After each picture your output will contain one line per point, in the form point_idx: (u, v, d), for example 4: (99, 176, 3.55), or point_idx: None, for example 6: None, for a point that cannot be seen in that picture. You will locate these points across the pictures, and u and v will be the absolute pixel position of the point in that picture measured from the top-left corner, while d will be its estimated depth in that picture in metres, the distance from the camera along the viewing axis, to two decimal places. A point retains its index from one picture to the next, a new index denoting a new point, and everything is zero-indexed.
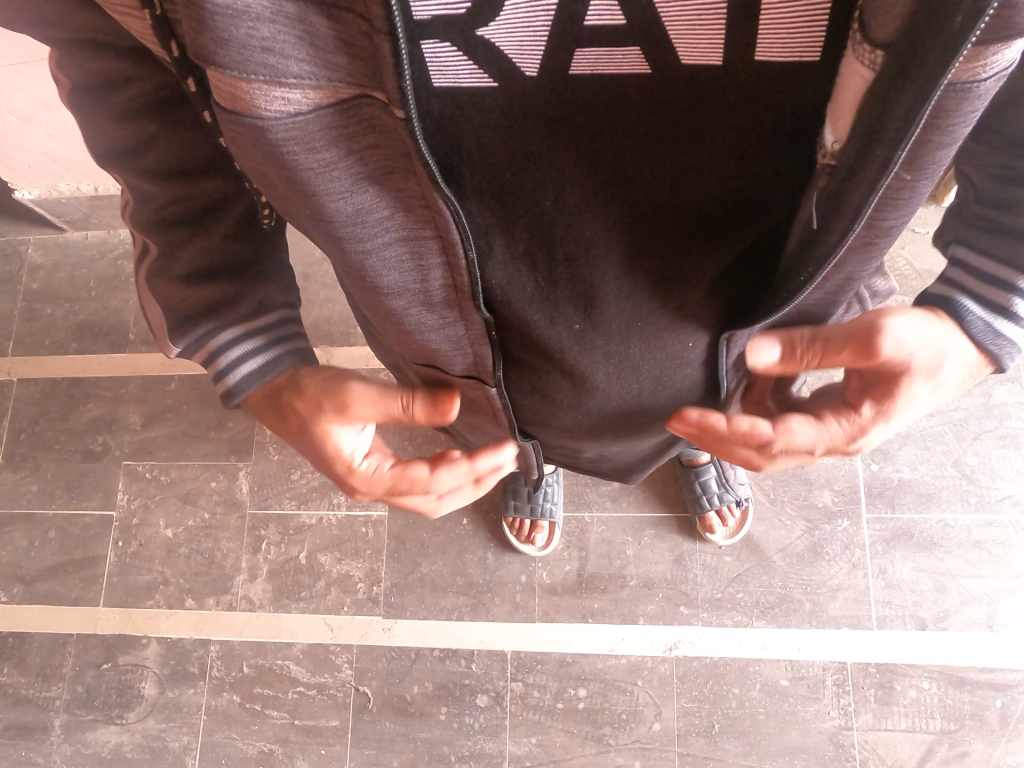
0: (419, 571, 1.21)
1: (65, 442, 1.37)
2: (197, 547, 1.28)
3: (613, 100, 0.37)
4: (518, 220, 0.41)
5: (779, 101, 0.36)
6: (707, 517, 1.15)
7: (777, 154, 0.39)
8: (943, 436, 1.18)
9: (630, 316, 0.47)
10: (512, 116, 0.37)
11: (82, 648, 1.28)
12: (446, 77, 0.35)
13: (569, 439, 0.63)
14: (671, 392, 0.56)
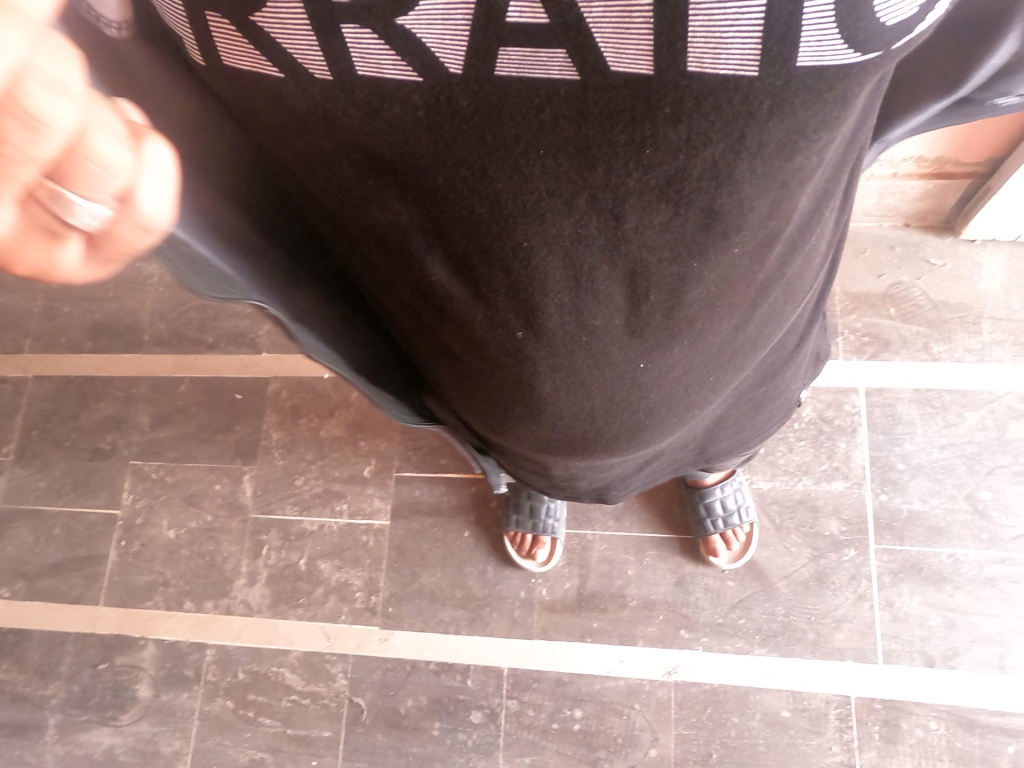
0: (418, 582, 1.19)
1: (75, 439, 1.38)
2: (199, 549, 1.28)
3: (547, 114, 0.37)
4: (452, 225, 0.43)
5: (724, 123, 0.37)
6: (710, 541, 1.12)
7: (725, 181, 0.39)
8: (955, 468, 1.14)
9: (574, 333, 0.48)
10: (440, 120, 0.38)
11: (80, 647, 1.28)
12: (369, 66, 0.37)
13: (532, 454, 0.64)
14: (629, 416, 0.56)
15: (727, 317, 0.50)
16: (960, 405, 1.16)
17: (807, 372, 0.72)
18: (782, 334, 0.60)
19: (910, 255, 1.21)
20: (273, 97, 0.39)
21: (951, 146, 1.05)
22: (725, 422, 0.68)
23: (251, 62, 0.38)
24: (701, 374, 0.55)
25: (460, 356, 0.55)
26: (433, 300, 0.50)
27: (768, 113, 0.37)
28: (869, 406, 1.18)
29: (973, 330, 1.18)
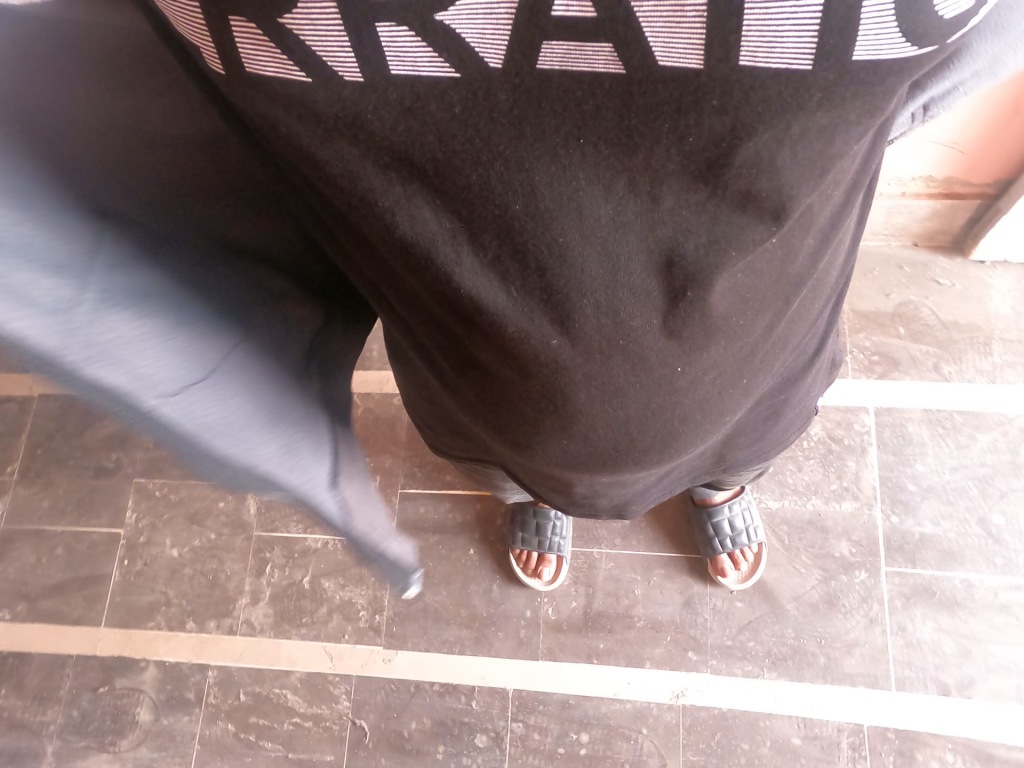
0: (423, 601, 1.18)
1: (80, 458, 1.38)
2: (201, 568, 1.27)
3: (589, 105, 0.33)
4: (483, 228, 0.38)
5: (777, 111, 0.34)
6: (718, 560, 1.11)
7: (769, 174, 0.36)
8: (967, 490, 1.13)
9: (610, 340, 0.44)
10: (475, 119, 0.34)
11: (80, 670, 1.26)
12: (404, 66, 0.33)
13: (557, 470, 0.61)
14: (663, 422, 0.54)
15: (759, 310, 0.48)
16: (971, 426, 1.16)
17: (823, 374, 0.71)
18: (802, 333, 0.59)
19: (918, 275, 1.22)
20: (290, 106, 0.34)
21: (958, 166, 1.04)
22: (744, 425, 0.66)
23: (276, 65, 0.33)
24: (731, 375, 0.53)
25: (488, 372, 0.50)
26: (458, 319, 0.45)
27: (817, 105, 0.34)
28: (878, 426, 1.17)
29: (984, 351, 1.18)
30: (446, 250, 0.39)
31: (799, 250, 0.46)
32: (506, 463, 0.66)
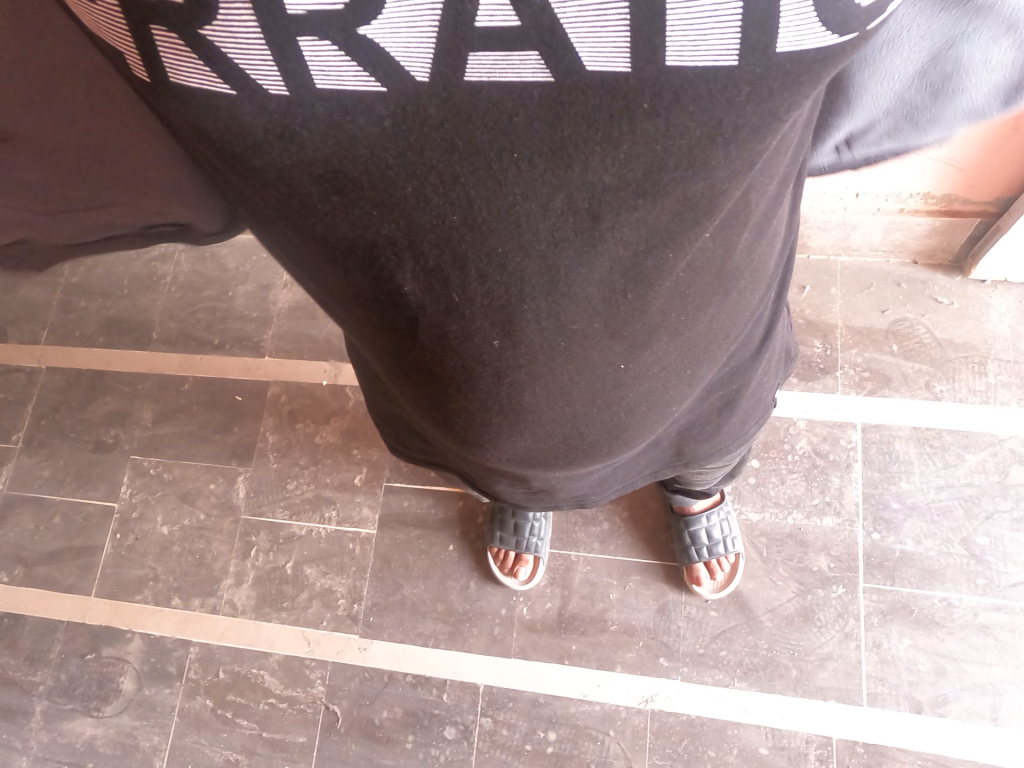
0: (400, 593, 1.19)
1: (80, 431, 1.38)
2: (189, 547, 1.28)
3: (520, 118, 0.32)
4: (422, 236, 0.37)
5: (706, 111, 0.33)
6: (694, 569, 1.11)
7: (699, 167, 0.35)
8: (952, 510, 1.12)
9: (553, 338, 0.44)
10: (406, 132, 0.32)
11: (69, 637, 1.28)
12: (329, 79, 0.31)
13: (509, 464, 0.61)
14: (609, 408, 0.54)
15: (698, 301, 0.48)
16: (960, 446, 1.14)
17: (775, 370, 0.70)
18: (747, 323, 0.58)
19: (916, 292, 1.19)
20: (218, 121, 0.32)
21: (958, 183, 1.01)
22: (695, 417, 0.66)
23: (201, 78, 0.31)
24: (675, 363, 0.53)
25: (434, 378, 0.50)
26: (401, 322, 0.44)
27: (747, 101, 0.33)
28: (864, 442, 1.16)
29: (978, 370, 1.16)
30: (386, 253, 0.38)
31: (736, 238, 0.46)
32: (461, 455, 0.65)
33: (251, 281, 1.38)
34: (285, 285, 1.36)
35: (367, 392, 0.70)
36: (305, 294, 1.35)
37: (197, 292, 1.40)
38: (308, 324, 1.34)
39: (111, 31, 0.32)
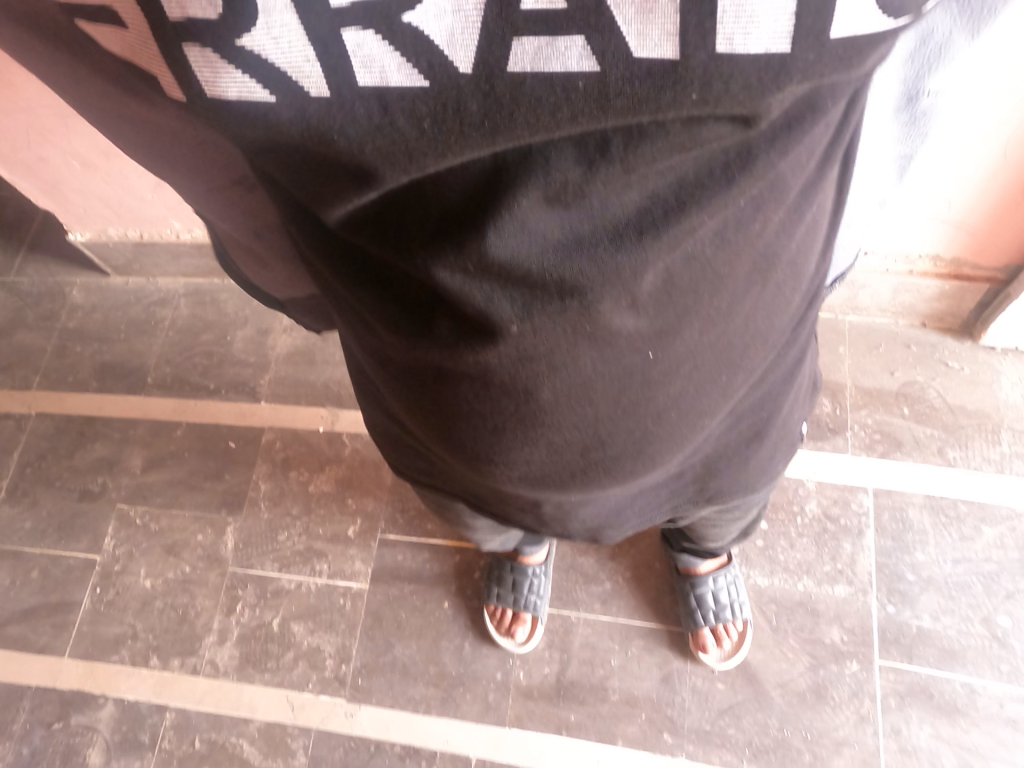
0: (391, 653, 1.13)
1: (65, 480, 1.33)
2: (172, 602, 1.21)
3: (564, 112, 0.30)
4: (449, 186, 0.35)
5: (757, 94, 0.30)
6: (700, 634, 1.06)
7: (739, 132, 0.33)
8: (970, 586, 1.07)
9: (576, 326, 0.41)
10: (447, 129, 0.32)
11: (36, 703, 1.19)
12: (372, 76, 0.31)
13: (519, 487, 0.58)
14: (634, 416, 0.51)
15: (733, 295, 0.45)
16: (977, 518, 1.10)
17: (804, 399, 0.69)
18: (778, 346, 0.56)
19: (926, 356, 1.18)
20: (262, 122, 0.34)
21: (967, 247, 0.99)
22: (723, 447, 0.63)
23: (239, 89, 0.32)
24: (705, 369, 0.50)
25: (449, 374, 0.48)
26: (424, 297, 0.42)
27: (798, 83, 0.30)
28: (877, 507, 1.12)
29: (992, 439, 1.14)
30: (416, 204, 0.37)
31: (775, 228, 0.42)
32: (477, 482, 0.62)
33: (250, 326, 1.38)
34: (284, 331, 1.36)
35: (383, 423, 0.69)
36: (304, 341, 1.35)
37: (195, 337, 1.39)
38: (306, 370, 1.34)
39: (149, 58, 0.34)
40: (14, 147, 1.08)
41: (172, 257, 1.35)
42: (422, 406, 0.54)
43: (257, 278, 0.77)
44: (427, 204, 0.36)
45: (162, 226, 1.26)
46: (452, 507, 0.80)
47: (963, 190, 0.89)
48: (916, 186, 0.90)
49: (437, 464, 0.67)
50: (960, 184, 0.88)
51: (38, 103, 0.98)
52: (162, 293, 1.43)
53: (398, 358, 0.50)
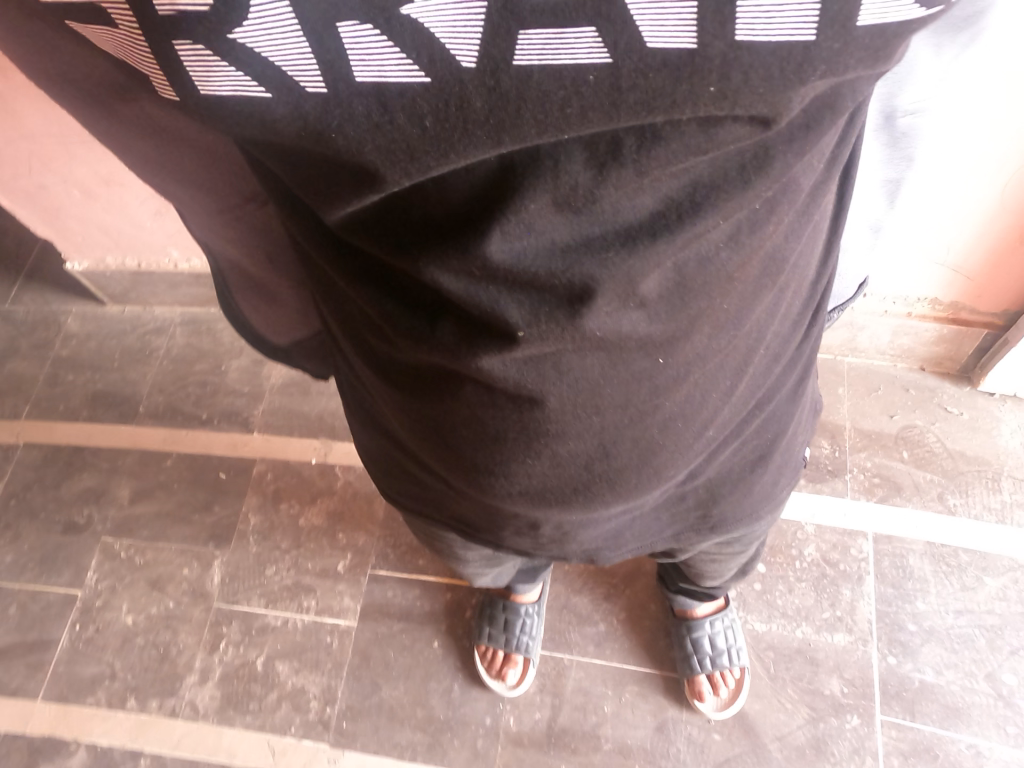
0: (378, 695, 1.09)
1: (51, 510, 1.30)
2: (153, 639, 1.17)
3: (574, 107, 0.29)
4: (451, 183, 0.34)
5: (778, 91, 0.29)
6: (696, 681, 1.03)
7: (757, 133, 0.31)
8: (974, 640, 1.04)
9: (582, 338, 0.39)
10: (449, 129, 0.30)
11: (3, 750, 1.13)
12: (369, 70, 0.29)
13: (518, 506, 0.56)
14: (640, 427, 0.50)
15: (742, 297, 0.44)
16: (978, 569, 1.08)
17: (806, 422, 0.68)
18: (781, 356, 0.55)
19: (924, 400, 1.18)
20: (257, 122, 0.31)
21: (965, 292, 1.00)
22: (728, 468, 0.62)
23: (233, 86, 0.30)
24: (712, 374, 0.49)
25: (452, 377, 0.46)
26: (427, 297, 0.41)
27: (821, 77, 0.29)
28: (877, 554, 1.11)
29: (992, 487, 1.12)
30: (419, 200, 0.35)
31: (783, 230, 0.42)
32: (474, 501, 0.61)
33: (246, 355, 1.38)
34: (279, 361, 1.36)
35: (378, 443, 0.68)
36: (300, 372, 1.35)
37: (189, 366, 1.39)
38: (301, 400, 1.33)
39: (139, 55, 0.32)
40: (14, 174, 1.09)
41: (169, 286, 1.36)
42: (423, 414, 0.53)
43: (252, 313, 0.75)
44: (433, 203, 0.35)
45: (160, 255, 1.27)
46: (445, 537, 0.78)
47: (961, 235, 0.90)
48: (913, 228, 0.92)
49: (432, 485, 0.66)
50: (958, 229, 0.90)
51: (42, 130, 1.00)
52: (158, 322, 1.43)
53: (400, 357, 0.49)
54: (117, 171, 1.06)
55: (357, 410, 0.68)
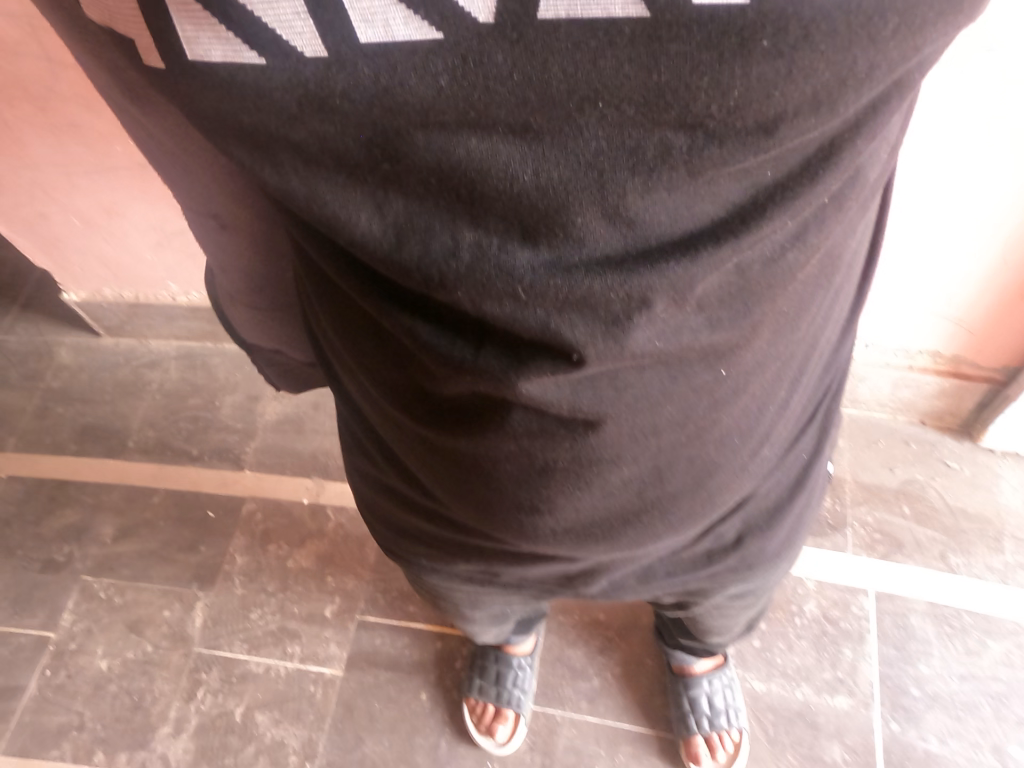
0: (360, 750, 1.04)
1: (29, 548, 1.26)
2: (128, 686, 1.13)
3: (607, 61, 0.25)
4: (481, 198, 0.30)
5: (843, 52, 0.25)
6: (692, 744, 0.99)
7: (825, 120, 0.27)
8: (979, 709, 1.01)
9: (638, 354, 0.36)
10: (470, 88, 0.26)
11: None
12: (374, 32, 0.26)
13: (562, 542, 0.53)
14: (694, 450, 0.47)
15: (802, 303, 0.42)
16: (982, 632, 1.06)
17: (833, 443, 0.67)
18: (818, 369, 0.54)
19: (925, 454, 1.18)
20: (257, 90, 0.29)
21: (968, 346, 1.01)
22: (771, 494, 0.61)
23: (225, 50, 0.29)
24: (771, 385, 0.47)
25: (484, 409, 0.43)
26: (455, 326, 0.37)
27: (896, 38, 0.25)
28: (878, 612, 1.08)
29: (994, 547, 1.11)
30: (444, 224, 0.31)
31: (846, 228, 0.40)
32: (503, 542, 0.57)
33: (240, 390, 1.36)
34: (274, 397, 1.34)
35: (386, 489, 0.65)
36: (294, 409, 1.34)
37: (182, 400, 1.37)
38: (295, 438, 1.32)
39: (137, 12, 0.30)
40: (15, 203, 1.10)
41: (166, 319, 1.35)
42: (448, 454, 0.50)
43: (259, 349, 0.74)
44: (463, 231, 0.31)
45: (158, 288, 1.27)
46: (448, 595, 0.74)
47: (964, 287, 0.91)
48: (915, 279, 0.93)
49: (450, 532, 0.62)
50: (962, 282, 0.91)
51: (43, 161, 1.01)
52: (152, 355, 1.42)
53: (425, 393, 0.46)
54: (118, 200, 1.06)
55: (364, 454, 0.64)
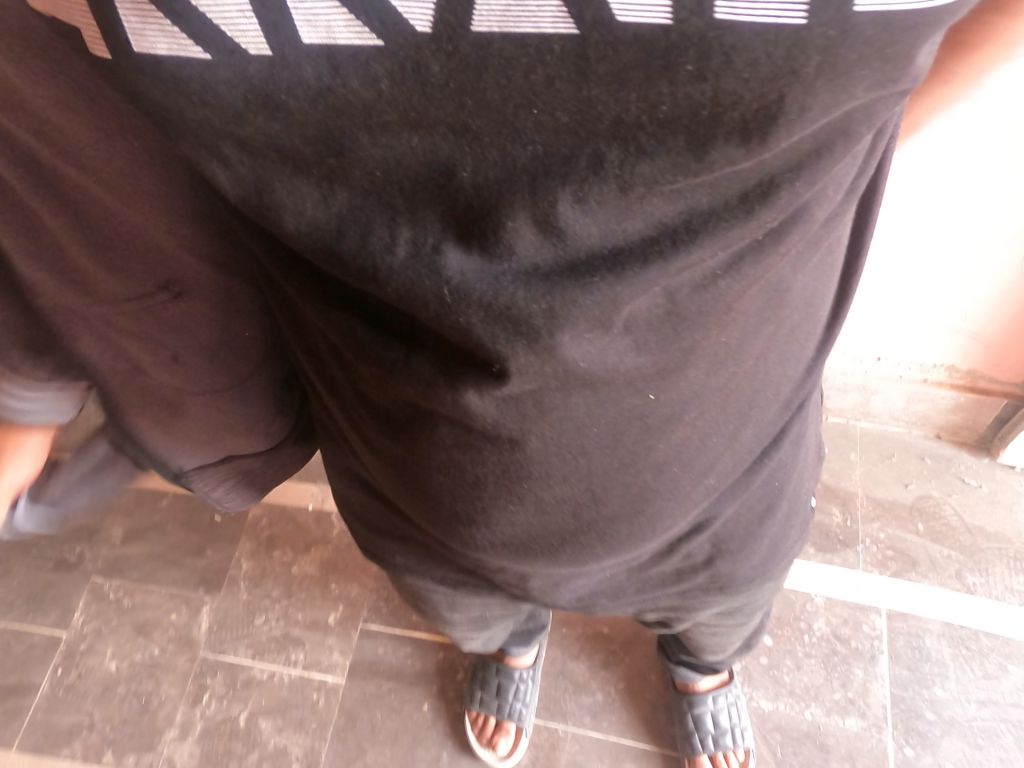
0: (362, 760, 1.04)
1: (43, 548, 1.28)
2: (135, 689, 1.13)
3: (538, 76, 0.26)
4: (422, 197, 0.31)
5: (760, 87, 0.26)
6: (697, 761, 0.97)
7: (754, 154, 0.28)
8: (999, 735, 0.98)
9: (563, 374, 0.36)
10: (408, 93, 0.28)
11: None
12: (317, 34, 0.27)
13: (504, 557, 0.53)
14: (632, 476, 0.46)
15: (743, 330, 0.41)
16: (1001, 655, 1.03)
17: (810, 471, 0.65)
18: (780, 403, 0.52)
19: (941, 470, 1.15)
20: (200, 91, 0.29)
21: (984, 360, 0.98)
22: (736, 522, 0.59)
23: (169, 44, 0.28)
24: (710, 417, 0.46)
25: (426, 413, 0.44)
26: (399, 321, 0.39)
27: (824, 86, 0.26)
28: (891, 632, 1.05)
29: (1014, 567, 1.08)
30: (384, 225, 0.32)
31: (786, 263, 0.39)
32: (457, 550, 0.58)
33: None
34: None
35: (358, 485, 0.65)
36: None
37: None
38: None
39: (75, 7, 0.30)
40: None
41: None
42: (396, 458, 0.50)
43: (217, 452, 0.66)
44: (403, 226, 0.32)
45: None
46: (429, 597, 0.73)
47: (980, 304, 0.90)
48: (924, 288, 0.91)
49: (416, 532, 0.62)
50: (975, 298, 0.89)
51: None
52: None
53: (375, 398, 0.47)
54: None
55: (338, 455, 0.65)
